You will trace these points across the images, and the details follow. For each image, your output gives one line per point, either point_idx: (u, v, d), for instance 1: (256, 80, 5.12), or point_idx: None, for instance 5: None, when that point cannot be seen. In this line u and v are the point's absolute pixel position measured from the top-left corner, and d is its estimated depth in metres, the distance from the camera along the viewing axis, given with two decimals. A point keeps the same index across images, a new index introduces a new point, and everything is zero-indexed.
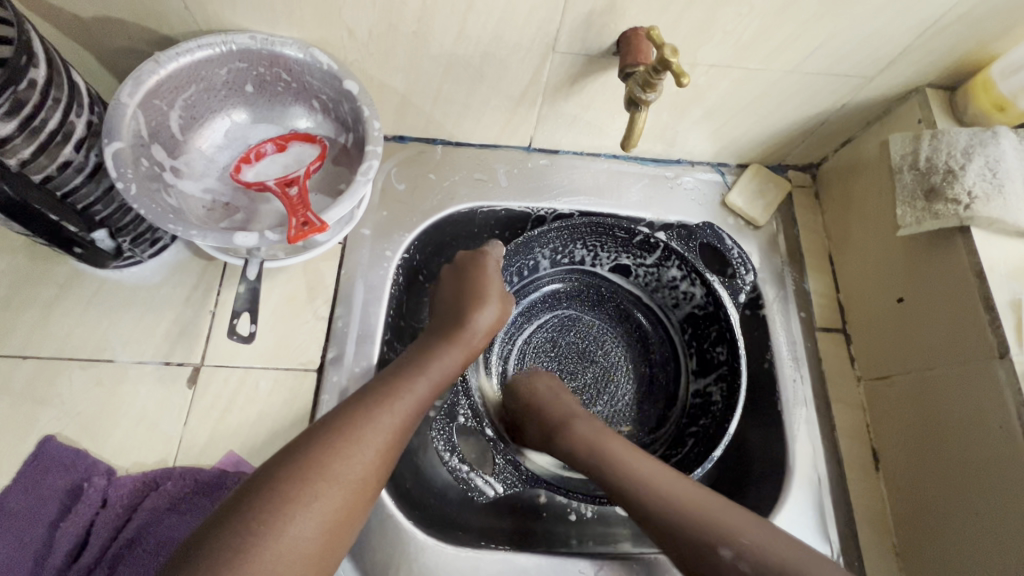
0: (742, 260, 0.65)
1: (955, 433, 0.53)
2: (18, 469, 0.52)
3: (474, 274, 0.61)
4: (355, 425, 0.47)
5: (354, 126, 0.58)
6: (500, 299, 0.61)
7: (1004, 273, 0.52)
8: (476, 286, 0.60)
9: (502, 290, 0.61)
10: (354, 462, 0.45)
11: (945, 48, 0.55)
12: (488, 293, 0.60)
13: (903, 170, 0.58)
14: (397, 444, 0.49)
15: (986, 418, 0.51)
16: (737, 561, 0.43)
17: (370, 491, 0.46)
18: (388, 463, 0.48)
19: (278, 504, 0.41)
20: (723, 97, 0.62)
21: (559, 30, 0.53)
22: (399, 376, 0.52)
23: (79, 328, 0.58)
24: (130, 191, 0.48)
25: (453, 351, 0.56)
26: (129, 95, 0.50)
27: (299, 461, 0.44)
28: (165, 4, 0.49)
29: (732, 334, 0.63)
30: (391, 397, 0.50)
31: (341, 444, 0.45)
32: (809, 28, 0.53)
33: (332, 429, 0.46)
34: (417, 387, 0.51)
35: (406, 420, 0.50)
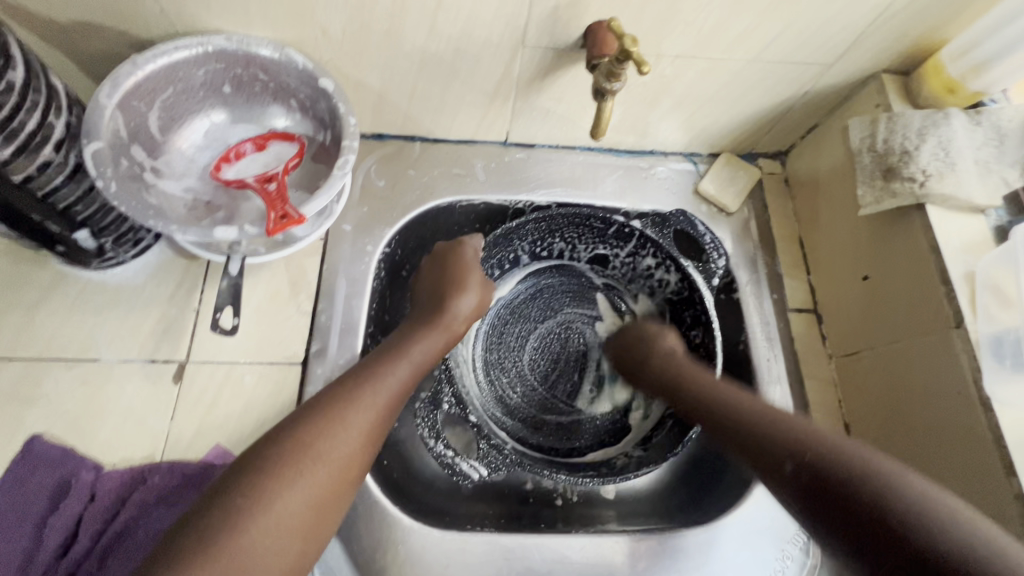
0: (714, 245, 0.69)
1: (917, 402, 0.56)
2: (6, 468, 0.53)
3: (454, 262, 0.62)
4: (340, 405, 0.48)
5: (331, 124, 0.59)
6: (480, 285, 0.62)
7: (958, 246, 0.55)
8: (454, 271, 0.62)
9: (481, 276, 0.63)
10: (339, 441, 0.46)
11: (897, 36, 0.58)
12: (467, 278, 0.62)
13: (862, 153, 0.61)
14: (381, 425, 0.50)
15: (945, 385, 0.53)
16: (798, 471, 0.46)
17: (356, 470, 0.47)
18: (373, 443, 0.49)
19: (265, 483, 0.42)
20: (689, 88, 0.64)
21: (527, 25, 0.54)
22: (382, 359, 0.53)
23: (64, 329, 0.58)
24: (109, 189, 0.49)
25: (434, 334, 0.57)
26: (108, 97, 0.51)
27: (284, 441, 0.45)
28: (140, 8, 0.51)
29: (707, 316, 0.65)
30: (374, 379, 0.51)
31: (326, 425, 0.46)
32: (766, 17, 0.55)
33: (317, 410, 0.47)
34: (399, 370, 0.53)
35: (391, 401, 0.51)
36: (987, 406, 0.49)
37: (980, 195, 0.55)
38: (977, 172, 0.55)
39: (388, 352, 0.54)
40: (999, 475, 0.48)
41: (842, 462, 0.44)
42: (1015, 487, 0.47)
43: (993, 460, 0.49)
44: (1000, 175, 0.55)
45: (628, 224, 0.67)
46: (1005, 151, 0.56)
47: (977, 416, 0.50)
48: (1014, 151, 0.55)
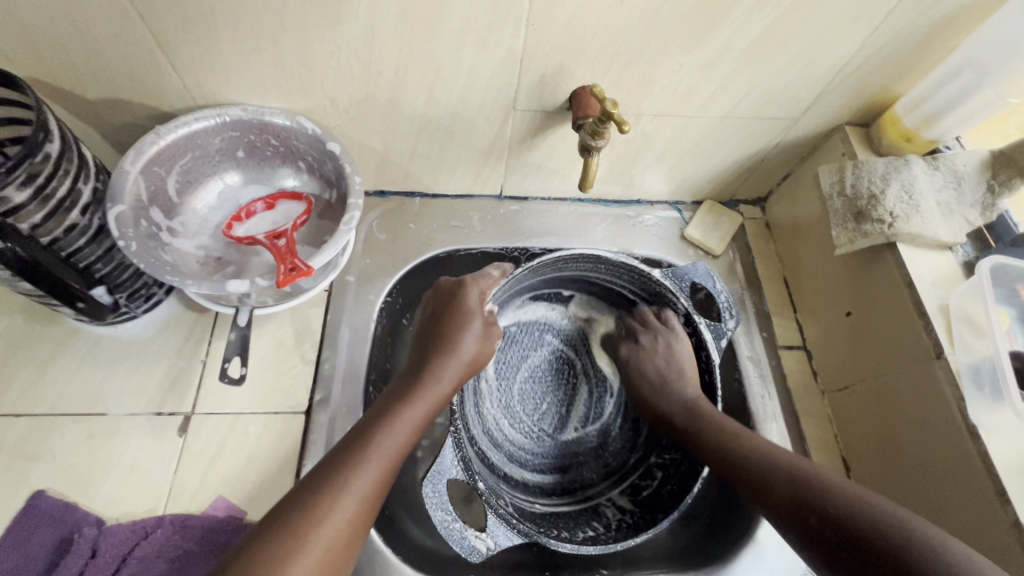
0: (730, 303, 0.63)
1: (913, 445, 0.56)
2: (6, 527, 0.52)
3: (449, 315, 0.60)
4: (328, 491, 0.47)
5: (337, 184, 0.64)
6: (478, 344, 0.60)
7: (931, 282, 0.58)
8: (453, 326, 0.59)
9: (483, 334, 0.60)
10: (322, 532, 0.45)
11: (853, 93, 0.63)
12: (465, 336, 0.59)
13: (833, 198, 0.65)
14: (369, 510, 0.49)
15: (944, 430, 0.53)
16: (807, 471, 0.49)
17: (341, 557, 0.46)
18: (360, 528, 0.48)
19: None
20: (668, 142, 0.70)
21: (517, 92, 0.60)
22: (375, 430, 0.52)
23: (73, 383, 0.60)
24: (131, 248, 0.51)
25: (427, 399, 0.55)
26: (132, 163, 0.55)
27: (272, 532, 0.44)
28: (165, 84, 0.56)
29: (711, 377, 0.64)
30: (365, 457, 0.49)
31: (309, 517, 0.45)
32: (733, 81, 0.60)
33: (306, 497, 0.46)
34: (388, 442, 0.51)
35: (380, 481, 0.50)
36: (975, 434, 0.50)
37: (945, 233, 0.59)
38: (940, 213, 0.59)
39: (379, 424, 0.53)
40: (994, 503, 0.48)
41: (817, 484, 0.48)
42: (1010, 515, 0.47)
43: (985, 487, 0.49)
44: (961, 215, 0.59)
45: (643, 268, 0.64)
46: (964, 193, 0.60)
47: (966, 444, 0.51)
48: (973, 191, 0.60)
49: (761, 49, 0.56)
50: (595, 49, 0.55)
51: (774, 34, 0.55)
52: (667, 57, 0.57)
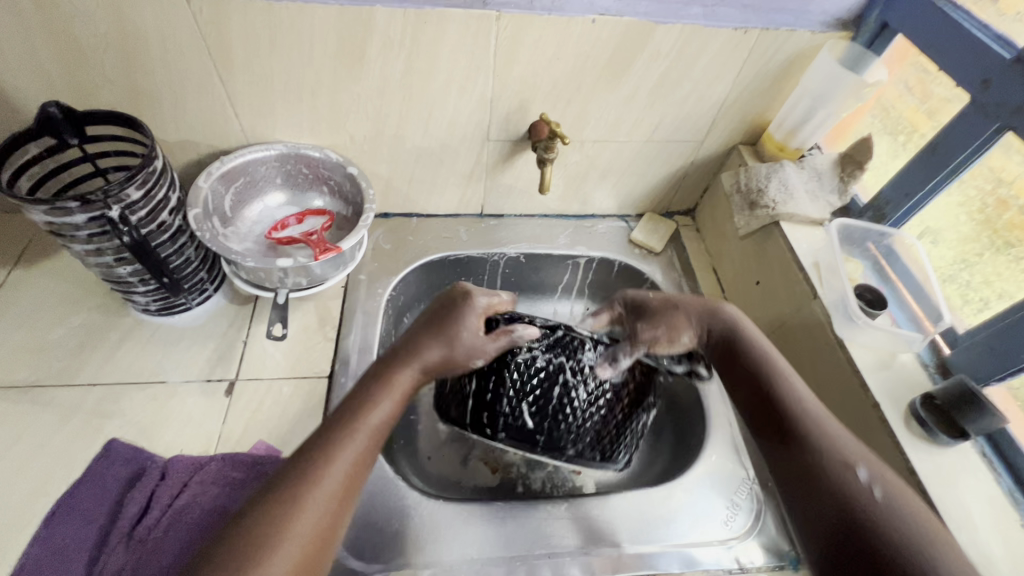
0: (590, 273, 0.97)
1: (814, 378, 0.71)
2: (86, 467, 0.64)
3: (436, 309, 0.65)
4: (310, 476, 0.49)
5: (354, 200, 0.83)
6: (472, 347, 0.63)
7: (806, 246, 0.77)
8: (443, 328, 0.62)
9: (474, 340, 0.63)
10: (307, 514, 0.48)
11: (738, 120, 0.86)
12: (456, 336, 0.62)
13: (733, 193, 0.87)
14: (351, 490, 0.51)
15: (831, 367, 0.68)
16: (874, 483, 0.51)
17: (329, 536, 0.49)
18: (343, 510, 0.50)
19: (242, 559, 0.44)
20: (609, 163, 0.91)
21: (490, 125, 0.81)
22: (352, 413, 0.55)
23: (139, 359, 0.74)
24: (208, 237, 0.69)
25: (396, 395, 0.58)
26: (204, 181, 0.73)
27: (258, 516, 0.47)
28: (228, 127, 0.76)
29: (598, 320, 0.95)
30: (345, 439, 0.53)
31: (280, 510, 0.47)
32: (648, 113, 0.82)
33: (283, 488, 0.48)
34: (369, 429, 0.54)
35: (360, 460, 0.53)
36: (843, 345, 0.67)
37: (813, 211, 0.79)
38: (809, 198, 0.80)
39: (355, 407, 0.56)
40: (861, 394, 0.64)
41: (860, 510, 0.49)
42: (871, 399, 0.62)
43: (855, 384, 0.65)
44: (825, 199, 0.80)
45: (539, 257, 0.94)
46: (824, 183, 0.80)
47: (838, 355, 0.67)
48: (830, 181, 0.80)
49: (663, 89, 0.79)
50: (543, 92, 0.77)
51: (670, 78, 0.77)
52: (596, 96, 0.79)
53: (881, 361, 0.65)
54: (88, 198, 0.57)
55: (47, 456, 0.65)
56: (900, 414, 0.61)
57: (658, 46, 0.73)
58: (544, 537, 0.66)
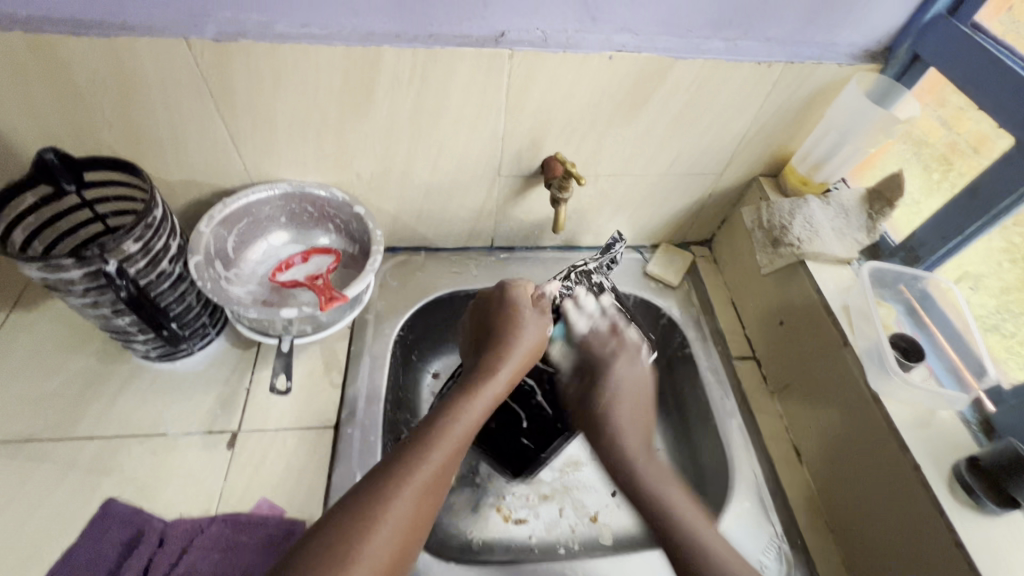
0: None
1: (845, 429, 0.67)
2: (82, 529, 0.61)
3: (507, 309, 0.74)
4: (410, 464, 0.56)
5: (361, 239, 0.80)
6: (539, 327, 0.74)
7: (835, 289, 0.73)
8: (512, 317, 0.73)
9: (537, 322, 0.74)
10: (402, 499, 0.53)
11: (759, 153, 0.82)
12: (524, 321, 0.73)
13: (756, 229, 0.84)
14: (444, 477, 0.58)
15: (866, 420, 0.64)
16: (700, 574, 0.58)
17: (420, 522, 0.54)
18: (431, 500, 0.56)
19: (367, 512, 0.51)
20: (624, 196, 0.87)
21: (501, 161, 0.78)
22: (446, 415, 0.62)
23: (138, 410, 0.71)
24: (207, 286, 0.66)
25: (486, 389, 0.66)
26: (206, 226, 0.70)
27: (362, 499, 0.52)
28: (231, 167, 0.73)
29: None
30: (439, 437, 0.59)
31: (399, 471, 0.55)
32: (665, 146, 0.79)
33: (400, 457, 0.57)
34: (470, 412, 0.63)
35: (450, 457, 0.59)
36: (878, 400, 0.63)
37: (841, 250, 0.75)
38: (836, 236, 0.76)
39: (449, 409, 0.63)
40: (898, 454, 0.60)
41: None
42: (910, 460, 0.59)
43: (891, 442, 0.61)
44: (852, 236, 0.76)
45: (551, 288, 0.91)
46: (851, 220, 0.76)
47: (873, 409, 0.63)
48: (858, 218, 0.76)
49: (682, 123, 0.76)
50: (557, 128, 0.74)
51: (689, 113, 0.74)
52: (613, 131, 0.76)
53: (920, 418, 0.62)
54: (83, 255, 0.55)
55: (41, 518, 0.62)
56: (945, 480, 0.57)
57: (678, 81, 0.69)
58: None
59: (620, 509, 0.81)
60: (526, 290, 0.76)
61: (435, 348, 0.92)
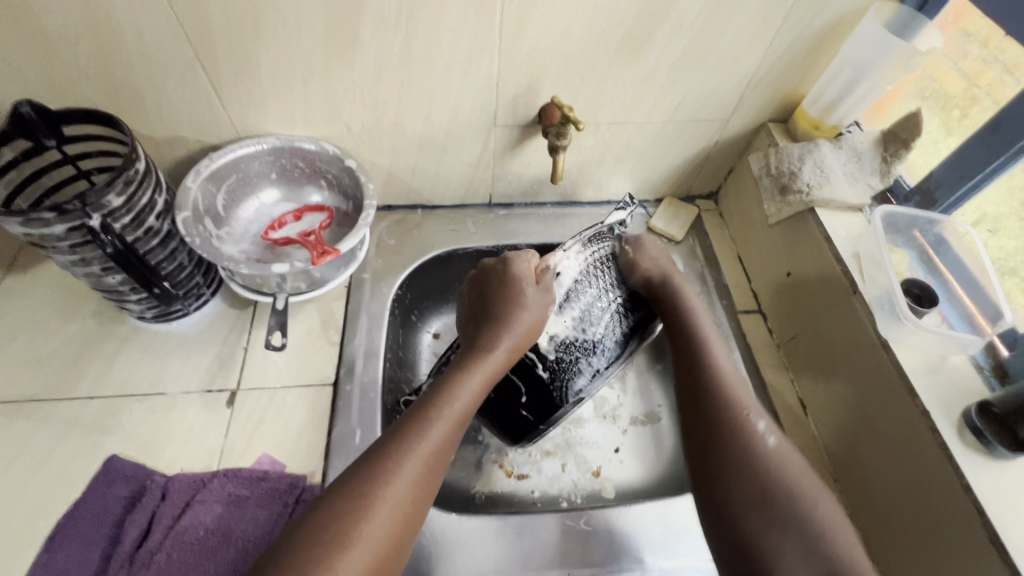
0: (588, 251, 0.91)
1: (853, 378, 0.66)
2: (87, 485, 0.62)
3: (505, 286, 0.68)
4: (392, 459, 0.51)
5: (354, 195, 0.77)
6: (542, 303, 0.67)
7: (845, 236, 0.70)
8: (510, 292, 0.67)
9: (541, 298, 0.68)
10: (400, 481, 0.51)
11: (769, 96, 0.78)
12: (527, 297, 0.67)
13: (763, 177, 0.80)
14: (434, 472, 0.54)
15: (874, 368, 0.63)
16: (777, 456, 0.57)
17: (413, 519, 0.51)
18: (421, 498, 0.52)
19: (345, 519, 0.47)
20: (626, 146, 0.84)
21: (497, 110, 0.75)
22: (436, 401, 0.57)
23: (136, 371, 0.71)
24: (196, 243, 0.64)
25: (484, 366, 0.62)
26: (192, 181, 0.68)
27: (353, 480, 0.50)
28: (216, 121, 0.71)
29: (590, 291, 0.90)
30: (433, 417, 0.56)
31: (380, 473, 0.50)
32: (669, 91, 0.75)
33: (380, 455, 0.52)
34: (459, 401, 0.58)
35: (440, 449, 0.55)
36: (887, 346, 0.61)
37: (852, 196, 0.72)
38: (847, 181, 0.73)
39: (443, 389, 0.59)
40: (908, 401, 0.58)
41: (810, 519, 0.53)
42: (919, 406, 0.57)
43: (900, 389, 0.59)
44: (865, 181, 0.72)
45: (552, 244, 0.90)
46: (864, 164, 0.73)
47: (882, 355, 0.62)
48: (871, 162, 0.73)
49: (685, 64, 0.71)
50: (554, 71, 0.70)
51: (693, 52, 0.70)
52: (613, 74, 0.72)
53: (931, 365, 0.60)
54: (65, 208, 0.53)
55: (46, 475, 0.62)
56: (955, 426, 0.56)
57: (682, 17, 0.65)
58: (562, 553, 0.64)
59: (623, 464, 0.81)
60: (524, 262, 0.70)
61: (434, 307, 0.90)
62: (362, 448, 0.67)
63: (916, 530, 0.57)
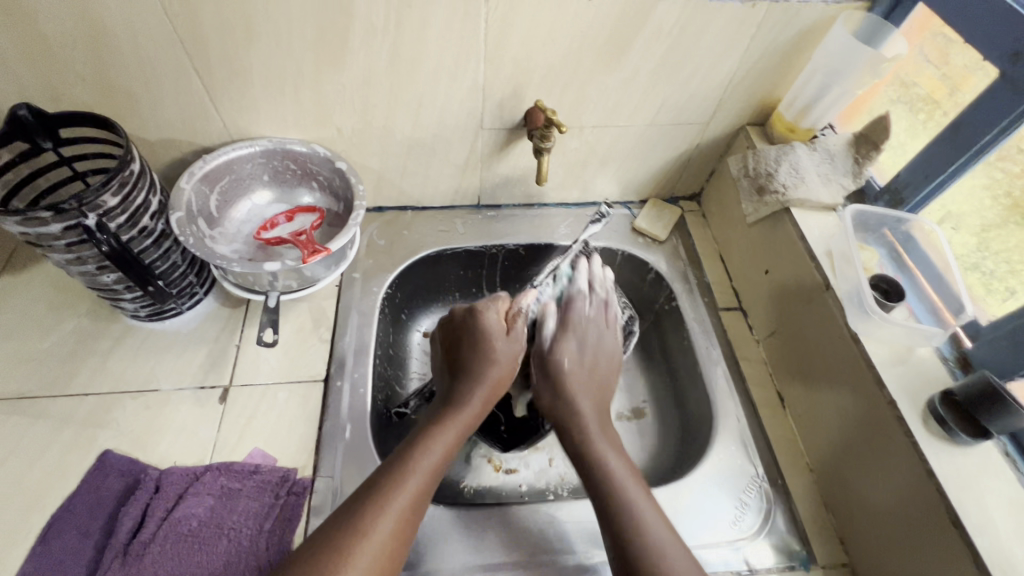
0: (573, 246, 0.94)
1: (822, 369, 0.69)
2: (81, 479, 0.63)
3: (477, 338, 0.71)
4: (373, 509, 0.52)
5: (344, 196, 0.79)
6: (510, 355, 0.71)
7: (819, 234, 0.73)
8: (481, 346, 0.70)
9: (510, 348, 0.72)
10: (376, 537, 0.51)
11: (746, 100, 0.81)
12: (497, 351, 0.70)
13: (742, 178, 0.83)
14: (412, 521, 0.54)
15: (846, 361, 0.65)
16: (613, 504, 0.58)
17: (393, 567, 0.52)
18: (401, 547, 0.53)
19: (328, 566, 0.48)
20: (610, 148, 0.86)
21: (484, 114, 0.77)
22: (411, 452, 0.59)
23: (130, 367, 0.72)
24: (190, 241, 0.66)
25: (457, 420, 0.64)
26: (186, 182, 0.70)
27: (334, 532, 0.50)
28: (210, 124, 0.73)
29: None
30: (407, 471, 0.57)
31: (359, 520, 0.51)
32: (649, 95, 0.78)
33: (358, 507, 0.53)
34: (432, 455, 0.59)
35: (416, 500, 0.55)
36: (857, 339, 0.64)
37: (826, 196, 0.75)
38: (821, 181, 0.75)
39: (417, 445, 0.60)
40: (877, 393, 0.61)
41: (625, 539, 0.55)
42: (886, 395, 0.60)
43: (869, 381, 0.62)
44: (838, 181, 0.75)
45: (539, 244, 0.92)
46: (837, 165, 0.76)
47: (852, 348, 0.64)
48: (844, 163, 0.76)
49: (665, 69, 0.74)
50: (538, 76, 0.73)
51: (672, 58, 0.73)
52: (595, 78, 0.74)
53: (899, 356, 0.63)
54: (61, 208, 0.55)
55: (40, 469, 0.64)
56: (919, 414, 0.58)
57: (659, 24, 0.68)
58: (545, 541, 0.65)
59: None
60: (495, 312, 0.73)
61: (424, 306, 0.93)
62: (352, 441, 0.69)
63: (885, 520, 0.60)
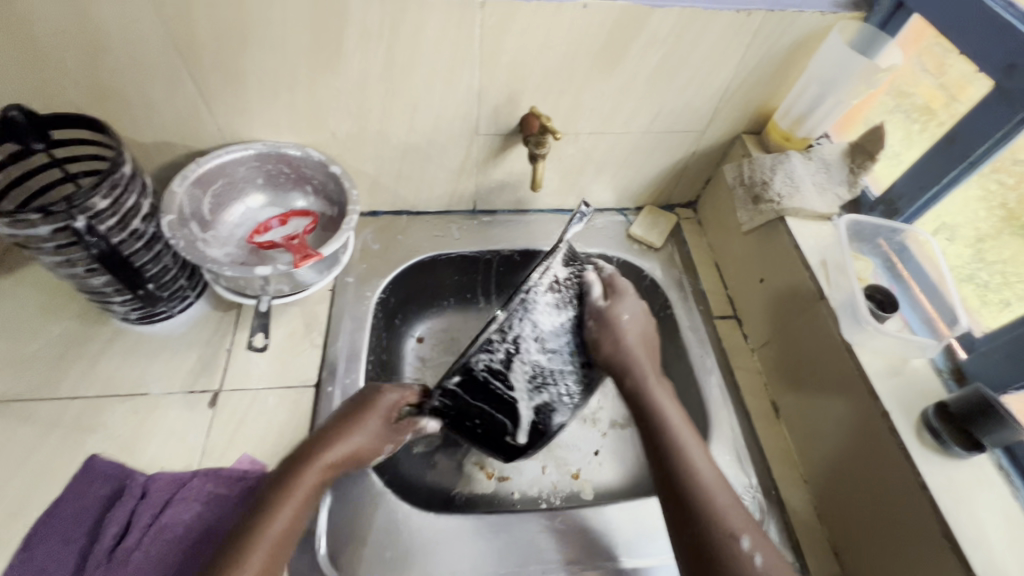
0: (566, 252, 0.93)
1: (814, 377, 0.69)
2: (67, 484, 0.63)
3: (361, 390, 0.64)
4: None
5: (339, 201, 0.79)
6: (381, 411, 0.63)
7: (814, 243, 0.73)
8: (353, 413, 0.61)
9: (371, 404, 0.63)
10: None
11: (742, 108, 0.81)
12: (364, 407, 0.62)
13: (737, 187, 0.83)
14: None
15: (841, 372, 0.65)
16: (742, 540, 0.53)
17: None
18: None
19: None
20: (606, 155, 0.86)
21: (479, 119, 0.77)
22: (258, 518, 0.53)
23: (120, 371, 0.71)
24: (180, 245, 0.65)
25: (306, 481, 0.56)
26: (179, 186, 0.70)
27: None
28: (203, 127, 0.72)
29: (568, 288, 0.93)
30: (252, 541, 0.51)
31: None
32: (646, 102, 0.78)
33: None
34: (281, 518, 0.53)
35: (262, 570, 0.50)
36: (850, 349, 0.64)
37: (821, 205, 0.74)
38: (816, 190, 0.75)
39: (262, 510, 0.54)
40: (870, 405, 0.60)
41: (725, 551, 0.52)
42: (880, 406, 0.59)
43: (862, 391, 0.62)
44: (833, 191, 0.75)
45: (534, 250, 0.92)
46: (832, 174, 0.76)
47: (845, 358, 0.64)
48: (839, 173, 0.75)
49: (661, 77, 0.74)
50: (534, 82, 0.73)
51: (668, 66, 0.73)
52: (591, 85, 0.74)
53: (893, 367, 0.62)
54: (51, 210, 0.55)
55: (26, 473, 0.63)
56: (913, 426, 0.58)
57: (655, 32, 0.68)
58: (535, 551, 0.65)
59: (602, 466, 0.83)
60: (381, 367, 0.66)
61: (418, 312, 0.93)
62: None
63: (877, 533, 0.59)
